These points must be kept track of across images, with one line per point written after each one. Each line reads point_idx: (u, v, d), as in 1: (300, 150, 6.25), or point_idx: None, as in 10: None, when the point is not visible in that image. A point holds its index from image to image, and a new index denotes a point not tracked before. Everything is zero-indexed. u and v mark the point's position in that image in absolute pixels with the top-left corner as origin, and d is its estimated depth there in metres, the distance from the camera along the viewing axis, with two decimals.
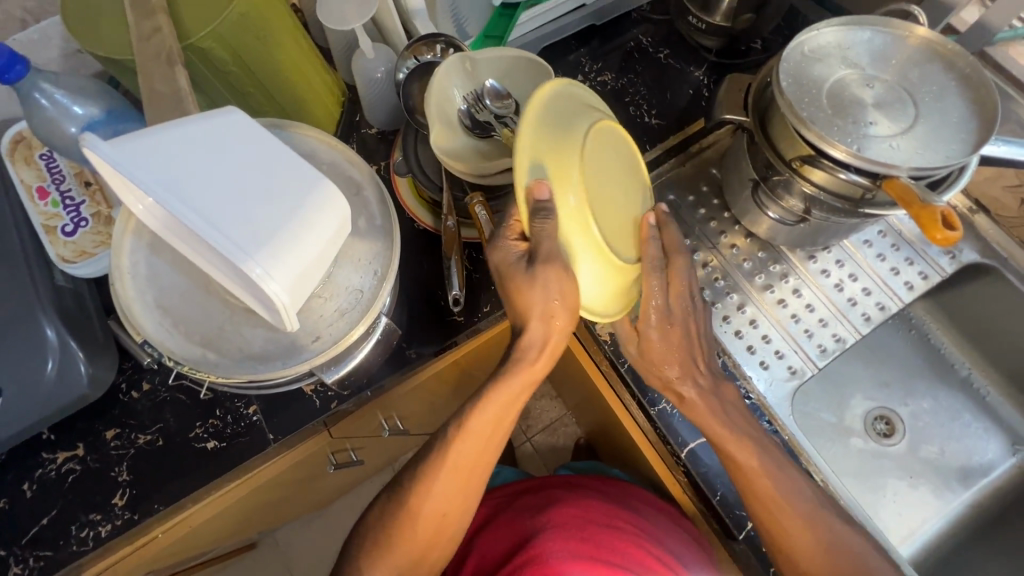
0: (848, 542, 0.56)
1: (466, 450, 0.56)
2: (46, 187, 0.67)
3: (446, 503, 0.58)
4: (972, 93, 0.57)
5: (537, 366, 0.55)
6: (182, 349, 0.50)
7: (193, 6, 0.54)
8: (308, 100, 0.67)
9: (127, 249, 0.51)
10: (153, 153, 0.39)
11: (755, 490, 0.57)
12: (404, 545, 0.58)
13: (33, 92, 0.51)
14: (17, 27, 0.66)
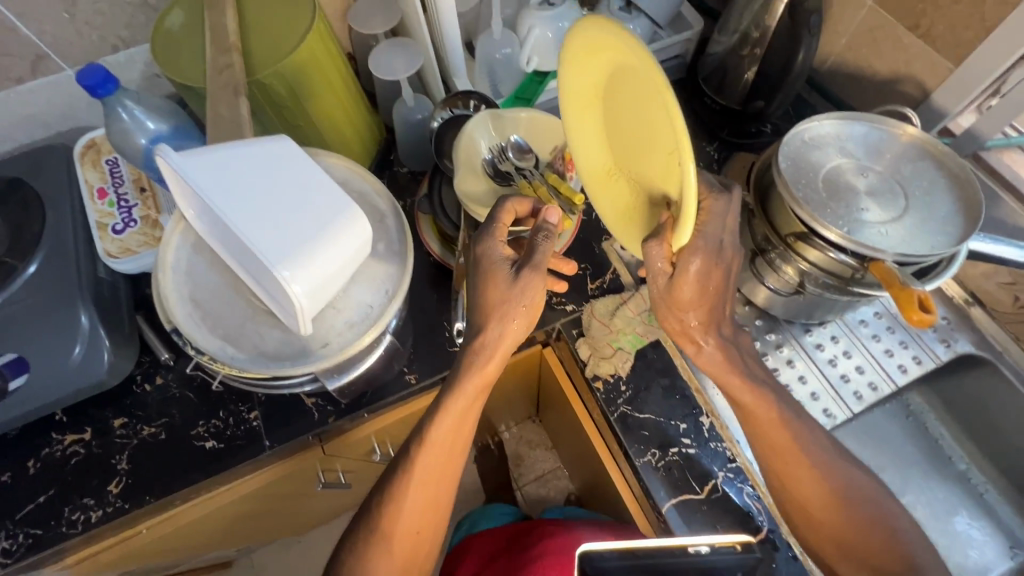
0: (864, 487, 0.56)
1: (428, 455, 0.57)
2: (105, 188, 0.74)
3: (419, 514, 0.58)
4: (959, 191, 0.61)
5: (495, 365, 0.55)
6: (207, 341, 0.54)
7: (264, 51, 0.62)
8: (349, 136, 0.74)
9: (174, 246, 0.57)
10: (212, 161, 0.45)
11: (771, 446, 0.57)
12: (388, 561, 0.57)
13: (116, 108, 0.58)
14: (110, 51, 0.75)
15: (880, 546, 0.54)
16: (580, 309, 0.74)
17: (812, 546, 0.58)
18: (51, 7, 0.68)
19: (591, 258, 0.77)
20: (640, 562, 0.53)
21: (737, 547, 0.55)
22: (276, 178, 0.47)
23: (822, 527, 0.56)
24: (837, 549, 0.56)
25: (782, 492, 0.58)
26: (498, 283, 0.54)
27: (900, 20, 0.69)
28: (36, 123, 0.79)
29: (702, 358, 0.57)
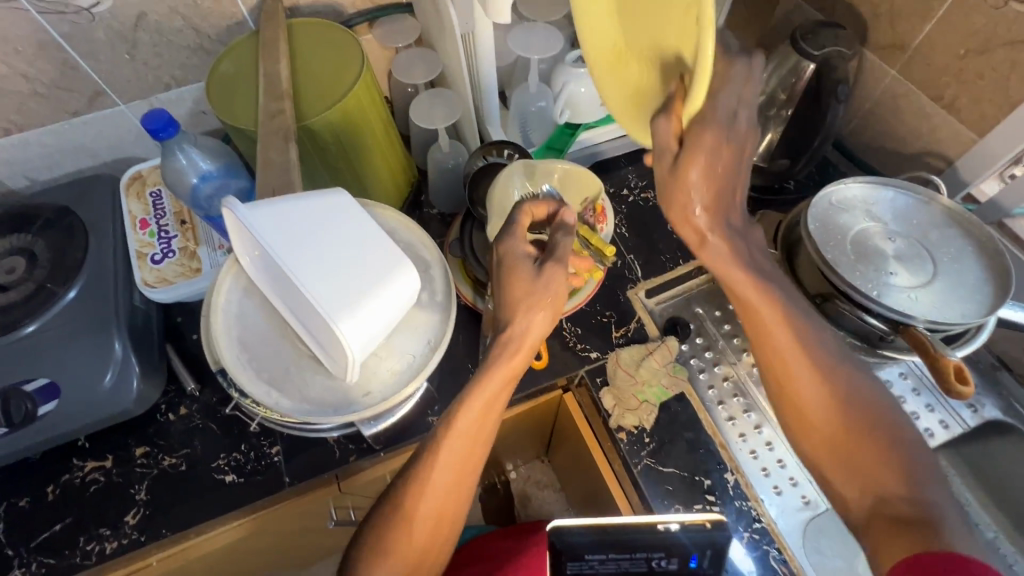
0: (876, 407, 0.54)
1: (458, 435, 0.55)
2: (147, 219, 0.77)
3: (441, 500, 0.55)
4: (988, 260, 0.62)
5: (517, 360, 0.57)
6: (253, 385, 0.55)
7: (314, 99, 0.65)
8: (386, 179, 0.76)
9: (224, 288, 0.59)
10: (277, 214, 0.49)
11: (776, 356, 0.57)
12: (409, 539, 0.54)
13: (176, 151, 0.61)
14: (163, 89, 0.79)
15: (888, 471, 0.50)
16: (604, 357, 0.74)
17: (819, 476, 0.55)
18: (114, 48, 0.72)
19: (616, 306, 0.78)
20: (610, 538, 0.47)
21: (708, 525, 0.47)
22: (334, 231, 0.51)
23: (827, 443, 0.54)
24: (846, 475, 0.52)
25: (789, 413, 0.57)
26: (522, 276, 0.56)
27: (924, 90, 0.72)
28: (86, 153, 0.82)
29: (708, 254, 0.58)
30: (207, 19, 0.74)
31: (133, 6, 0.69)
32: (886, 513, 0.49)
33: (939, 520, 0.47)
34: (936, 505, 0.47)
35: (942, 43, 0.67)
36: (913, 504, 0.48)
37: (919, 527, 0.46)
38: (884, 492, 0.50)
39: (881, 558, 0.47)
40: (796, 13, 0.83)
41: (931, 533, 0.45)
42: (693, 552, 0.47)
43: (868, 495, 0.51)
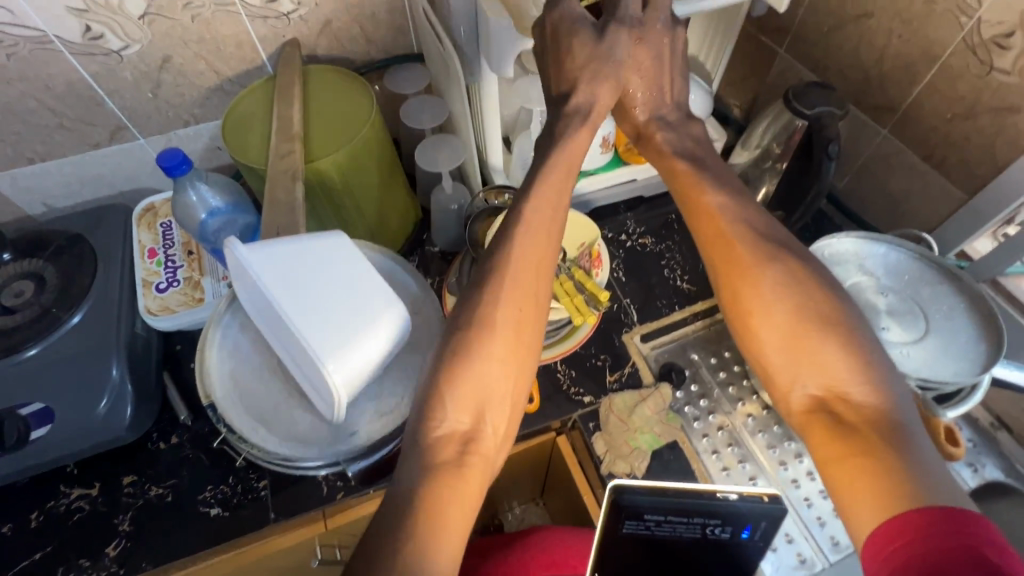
0: (833, 306, 0.51)
1: (517, 253, 0.54)
2: (156, 249, 0.79)
3: (507, 325, 0.51)
4: (983, 317, 0.61)
5: (586, 135, 0.61)
6: (242, 421, 0.56)
7: (322, 140, 0.68)
8: (389, 218, 0.79)
9: (222, 324, 0.61)
10: (275, 254, 0.52)
11: (725, 255, 0.57)
12: (483, 363, 0.49)
13: (187, 188, 0.64)
14: (182, 125, 0.83)
15: (839, 368, 0.48)
16: (598, 401, 0.74)
17: (768, 379, 0.53)
18: (139, 87, 0.76)
19: (611, 350, 0.78)
20: (668, 500, 0.51)
21: (765, 497, 0.50)
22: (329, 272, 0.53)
23: (776, 342, 0.52)
24: (793, 371, 0.51)
25: (740, 319, 0.55)
26: (586, 37, 0.60)
27: (913, 149, 0.74)
28: (102, 183, 0.86)
29: (646, 147, 0.67)
30: (229, 63, 0.78)
31: (160, 50, 0.73)
32: (826, 414, 0.48)
33: (894, 417, 0.46)
34: (886, 401, 0.47)
35: (929, 106, 0.70)
36: (860, 407, 0.47)
37: (869, 432, 0.45)
38: (835, 387, 0.48)
39: (848, 512, 0.43)
40: (790, 73, 0.87)
41: (893, 443, 0.44)
42: (748, 522, 0.51)
43: (819, 390, 0.49)
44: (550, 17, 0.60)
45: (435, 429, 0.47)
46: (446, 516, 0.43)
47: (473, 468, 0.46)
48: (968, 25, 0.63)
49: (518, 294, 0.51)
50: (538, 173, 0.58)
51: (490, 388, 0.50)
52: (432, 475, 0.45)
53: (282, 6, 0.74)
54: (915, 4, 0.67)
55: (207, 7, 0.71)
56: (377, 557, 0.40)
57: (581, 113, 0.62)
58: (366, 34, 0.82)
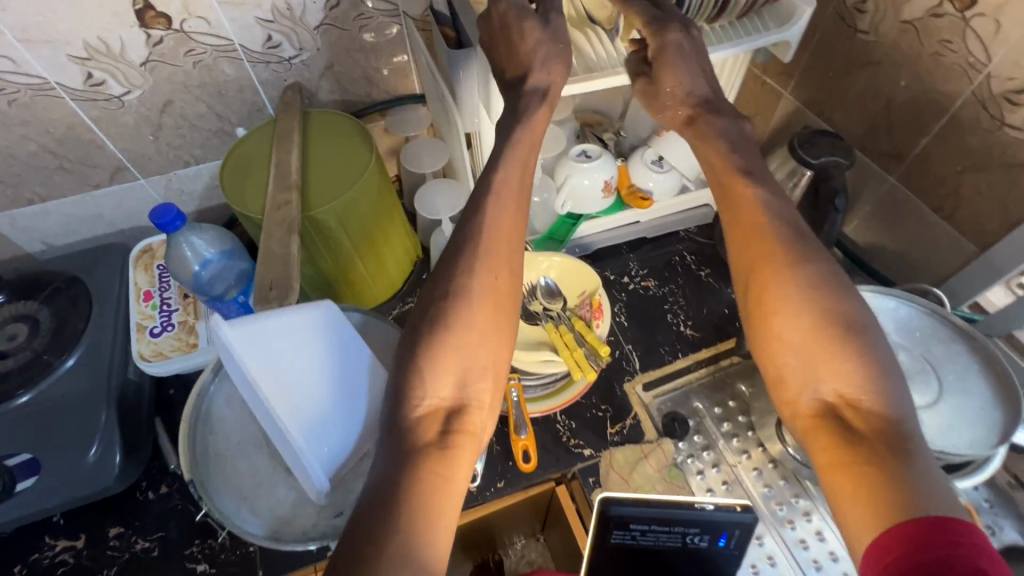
0: (847, 307, 0.50)
1: (490, 229, 0.53)
2: (151, 291, 0.78)
3: (482, 299, 0.50)
4: (998, 380, 0.59)
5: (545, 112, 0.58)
6: (222, 498, 0.57)
7: (319, 188, 0.67)
8: (386, 261, 0.78)
9: (206, 392, 0.62)
10: (258, 335, 0.51)
11: (750, 252, 0.54)
12: (459, 340, 0.49)
13: (180, 241, 0.62)
14: (183, 166, 0.82)
15: (852, 373, 0.48)
16: (598, 455, 0.72)
17: (777, 380, 0.52)
18: (140, 130, 0.76)
19: (612, 400, 0.76)
20: (655, 509, 0.58)
21: (738, 508, 0.58)
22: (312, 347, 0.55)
23: (795, 345, 0.50)
24: (806, 376, 0.50)
25: (757, 322, 0.53)
26: (534, 25, 0.57)
27: (921, 199, 0.72)
28: (101, 223, 0.85)
29: (696, 136, 0.60)
30: (230, 106, 0.78)
31: (161, 95, 0.73)
32: (836, 421, 0.48)
33: (903, 426, 0.46)
34: (895, 409, 0.47)
35: (939, 157, 0.68)
36: (871, 416, 0.47)
37: (879, 441, 0.45)
38: (846, 392, 0.48)
39: (848, 520, 0.44)
40: (796, 115, 0.86)
41: (900, 452, 0.44)
42: (724, 529, 0.59)
43: (828, 394, 0.49)
44: (496, 10, 0.58)
45: (414, 409, 0.47)
46: (434, 498, 0.43)
47: (457, 448, 0.46)
48: (978, 79, 0.62)
49: (495, 266, 0.51)
50: (500, 154, 0.56)
51: (469, 364, 0.49)
52: (416, 460, 0.45)
53: (284, 51, 0.74)
54: (922, 55, 0.66)
55: (209, 53, 0.71)
56: (366, 544, 0.40)
57: (538, 95, 0.58)
58: (368, 77, 0.82)
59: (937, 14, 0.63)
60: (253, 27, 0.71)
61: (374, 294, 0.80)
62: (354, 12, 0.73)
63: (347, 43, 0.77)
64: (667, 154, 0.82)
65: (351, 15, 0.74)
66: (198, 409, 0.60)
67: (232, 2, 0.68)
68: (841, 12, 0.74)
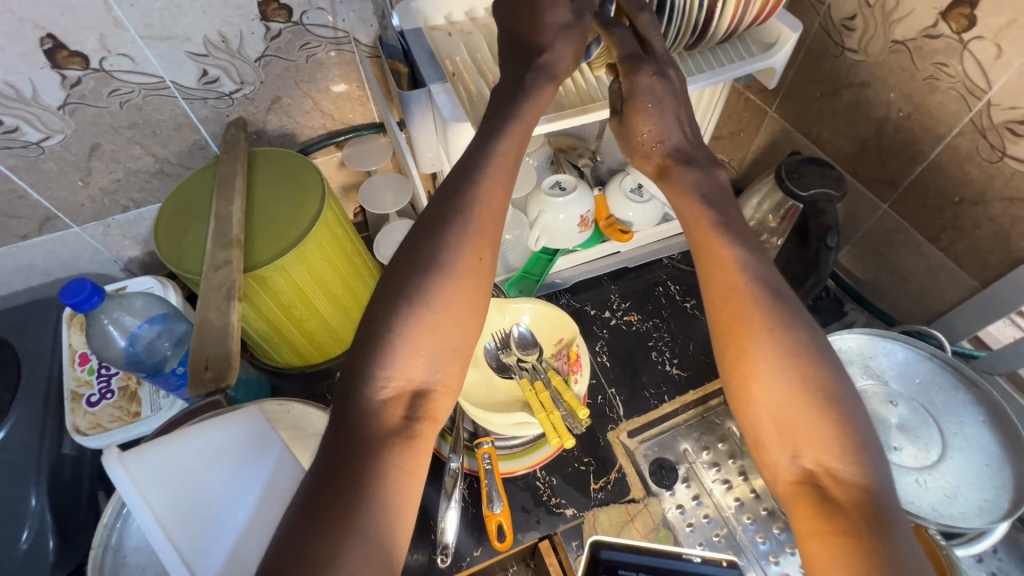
0: (826, 360, 0.43)
1: (469, 203, 0.47)
2: (88, 353, 0.69)
3: (463, 277, 0.45)
4: (1006, 434, 0.55)
5: (550, 90, 0.52)
6: None
7: (264, 240, 0.61)
8: (350, 307, 0.72)
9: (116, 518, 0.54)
10: (158, 464, 0.44)
11: (723, 292, 0.46)
12: (432, 319, 0.43)
13: (104, 317, 0.56)
14: (121, 211, 0.75)
15: (833, 439, 0.40)
16: (581, 515, 0.67)
17: (753, 440, 0.44)
18: (67, 177, 0.69)
19: (595, 451, 0.71)
20: (641, 557, 0.57)
21: (724, 563, 0.57)
22: (226, 466, 0.46)
23: (772, 399, 0.42)
24: (781, 441, 0.42)
25: (730, 366, 0.45)
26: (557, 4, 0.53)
27: (916, 228, 0.68)
28: (36, 273, 0.77)
29: (669, 179, 0.54)
30: (168, 146, 0.71)
31: (87, 138, 0.66)
32: (815, 491, 0.40)
33: (885, 493, 0.39)
34: (876, 476, 0.40)
35: (934, 186, 0.64)
36: (851, 485, 0.39)
37: (860, 518, 0.38)
38: (825, 460, 0.40)
39: None
40: (782, 135, 0.81)
41: (883, 532, 0.37)
42: None
43: (809, 461, 0.41)
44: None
45: (376, 392, 0.41)
46: (396, 491, 0.39)
47: (421, 438, 0.41)
48: (977, 106, 0.57)
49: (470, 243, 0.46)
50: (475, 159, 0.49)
51: (438, 348, 0.43)
52: (376, 453, 0.39)
53: (222, 86, 0.68)
54: (916, 79, 0.61)
55: (136, 92, 0.64)
56: (310, 547, 0.34)
57: (549, 87, 0.52)
58: (319, 107, 0.75)
59: (931, 35, 0.58)
60: (185, 62, 0.64)
61: (340, 342, 0.74)
62: (298, 41, 0.67)
63: (294, 74, 0.70)
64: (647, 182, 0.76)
65: (295, 44, 0.67)
66: (108, 540, 0.53)
67: (158, 36, 0.61)
68: (826, 29, 0.68)
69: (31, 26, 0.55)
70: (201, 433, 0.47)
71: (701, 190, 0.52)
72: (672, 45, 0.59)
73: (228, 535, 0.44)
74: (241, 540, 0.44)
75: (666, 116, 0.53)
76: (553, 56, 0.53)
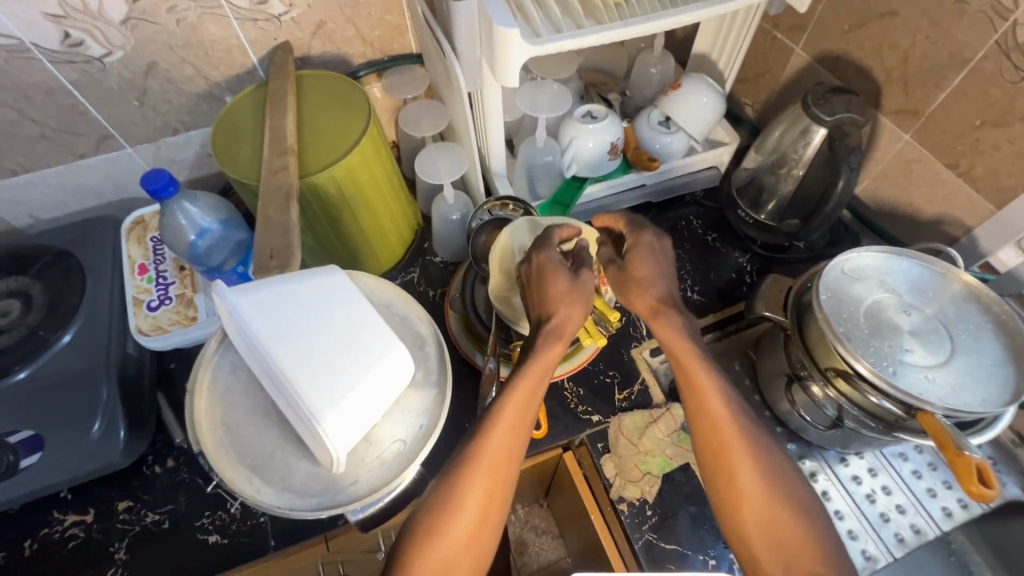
0: (800, 490, 0.51)
1: (492, 442, 0.48)
2: (147, 264, 0.76)
3: (503, 437, 0.49)
4: (1010, 339, 0.59)
5: (559, 350, 0.52)
6: (232, 470, 0.51)
7: (318, 153, 0.65)
8: (389, 229, 0.76)
9: (210, 363, 0.55)
10: (265, 302, 0.47)
11: (712, 427, 0.52)
12: (485, 477, 0.47)
13: (175, 209, 0.61)
14: (171, 133, 0.79)
15: (813, 549, 0.48)
16: (606, 421, 0.71)
17: (746, 551, 0.51)
18: (124, 95, 0.72)
19: (620, 366, 0.75)
20: None
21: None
22: (324, 316, 0.48)
23: (759, 520, 0.50)
24: (771, 548, 0.50)
25: (722, 488, 0.52)
26: None
27: (937, 156, 0.70)
28: (90, 194, 0.82)
29: (663, 324, 0.56)
30: (219, 69, 0.74)
31: (144, 56, 0.69)
32: None
33: None
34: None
35: (957, 112, 0.66)
36: None
37: None
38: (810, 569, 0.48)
39: None
40: (807, 72, 0.82)
41: None
42: None
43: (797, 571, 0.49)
44: (536, 255, 0.57)
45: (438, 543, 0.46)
46: None
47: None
48: (1003, 27, 0.59)
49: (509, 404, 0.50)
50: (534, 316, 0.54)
51: (489, 499, 0.48)
52: None
53: (272, 8, 0.71)
54: (946, 4, 0.63)
55: (193, 10, 0.67)
56: None
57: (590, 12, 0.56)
58: (361, 35, 0.78)
59: None
60: None
61: (376, 262, 0.78)
62: None
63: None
64: (675, 114, 0.79)
65: None
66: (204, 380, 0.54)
67: None
68: None
69: None
70: (295, 280, 0.49)
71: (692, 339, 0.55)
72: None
73: (327, 375, 0.46)
74: (337, 379, 0.46)
75: (660, 273, 0.59)
76: (566, 316, 0.53)
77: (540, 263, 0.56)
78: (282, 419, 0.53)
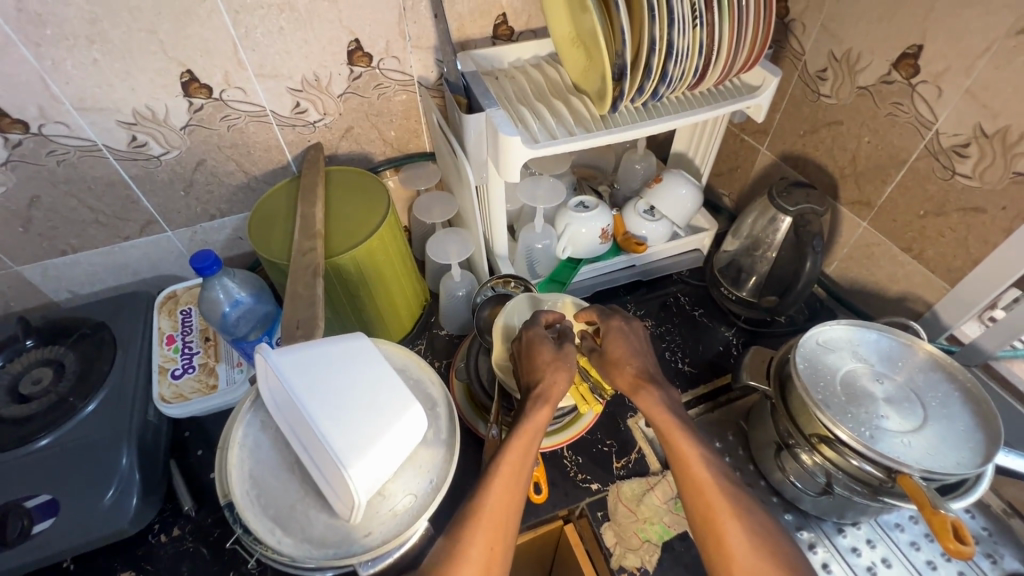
0: (788, 555, 0.50)
1: (491, 498, 0.51)
2: (174, 335, 0.83)
3: (502, 491, 0.52)
4: (978, 405, 0.64)
5: (546, 414, 0.57)
6: (257, 520, 0.55)
7: (342, 237, 0.73)
8: (400, 304, 0.83)
9: (242, 421, 0.61)
10: (302, 361, 0.53)
11: (699, 493, 0.54)
12: (485, 533, 0.49)
13: (215, 285, 0.70)
14: (208, 219, 0.88)
15: None
16: (605, 489, 0.73)
17: None
18: (173, 186, 0.82)
19: (617, 435, 0.78)
20: None
21: None
22: (352, 376, 0.53)
23: None
24: None
25: (711, 549, 0.52)
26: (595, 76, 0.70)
27: (892, 241, 0.79)
28: (128, 272, 0.90)
29: (642, 398, 0.61)
30: (257, 164, 0.85)
31: (196, 154, 0.80)
32: None
33: None
34: None
35: (903, 202, 0.76)
36: None
37: None
38: None
39: None
40: (773, 168, 0.94)
41: None
42: None
43: None
44: (527, 331, 0.64)
45: None
46: None
47: None
48: (929, 135, 0.70)
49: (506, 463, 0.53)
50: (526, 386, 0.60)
51: (490, 555, 0.49)
52: None
53: (309, 116, 0.83)
54: (879, 116, 0.75)
55: (242, 118, 0.79)
56: None
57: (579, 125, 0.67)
58: (382, 137, 0.90)
59: (887, 81, 0.72)
60: (284, 96, 0.79)
61: (387, 335, 0.84)
62: (373, 83, 0.82)
63: (365, 109, 0.85)
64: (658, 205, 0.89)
65: (371, 84, 0.82)
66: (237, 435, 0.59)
67: (268, 75, 0.76)
68: (804, 80, 0.83)
69: (176, 63, 0.71)
70: (329, 345, 0.55)
71: (673, 411, 0.60)
72: (674, 91, 0.73)
73: (352, 428, 0.50)
74: (361, 431, 0.50)
75: (635, 350, 0.65)
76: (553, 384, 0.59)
77: (529, 338, 0.64)
78: (304, 473, 0.57)
